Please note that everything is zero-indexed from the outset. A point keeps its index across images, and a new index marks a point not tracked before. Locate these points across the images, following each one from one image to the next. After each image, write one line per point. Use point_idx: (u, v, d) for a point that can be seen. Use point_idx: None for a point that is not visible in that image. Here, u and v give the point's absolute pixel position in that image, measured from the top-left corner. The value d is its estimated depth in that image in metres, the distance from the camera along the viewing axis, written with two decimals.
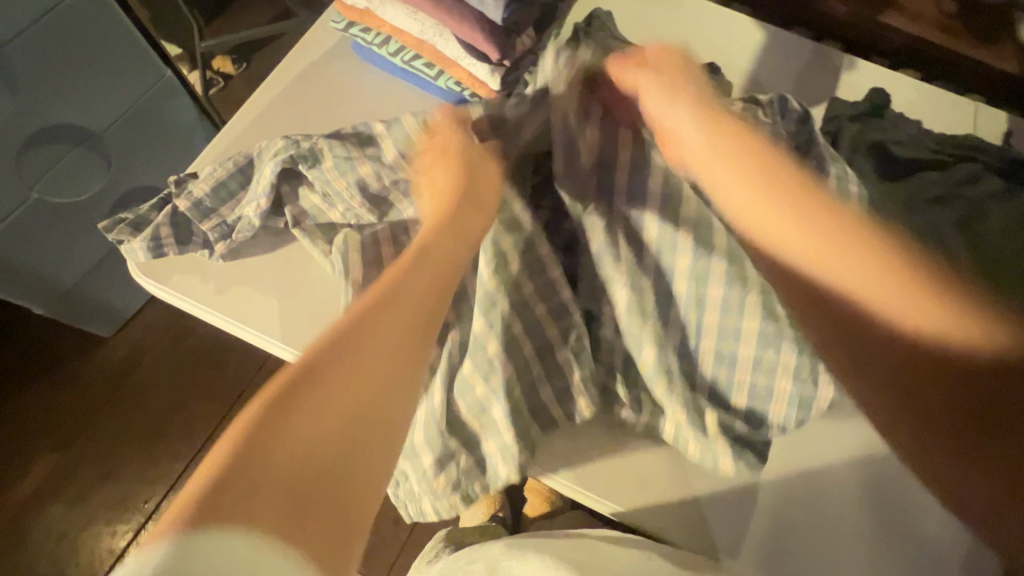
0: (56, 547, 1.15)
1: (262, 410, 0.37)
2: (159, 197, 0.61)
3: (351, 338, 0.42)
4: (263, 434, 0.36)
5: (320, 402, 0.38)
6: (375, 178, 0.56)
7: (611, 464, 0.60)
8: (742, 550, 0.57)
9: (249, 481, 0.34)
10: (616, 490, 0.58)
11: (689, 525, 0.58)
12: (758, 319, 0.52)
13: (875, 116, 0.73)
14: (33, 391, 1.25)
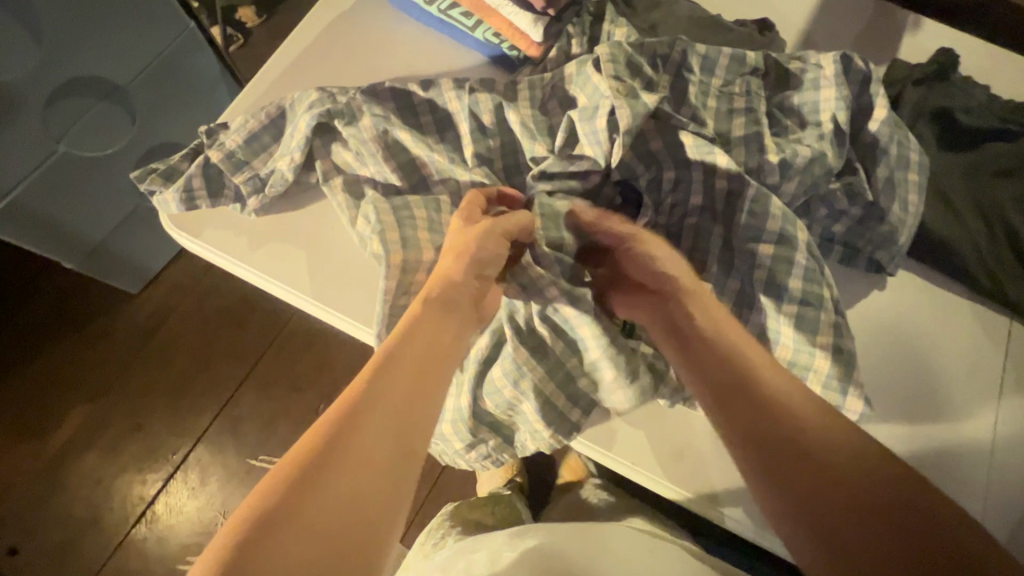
0: (90, 492, 1.20)
1: (296, 465, 0.39)
2: (190, 148, 0.59)
3: (382, 374, 0.45)
4: (260, 536, 0.36)
5: (357, 442, 0.41)
6: (411, 142, 0.57)
7: (647, 434, 0.59)
8: (774, 524, 0.57)
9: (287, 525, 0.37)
10: (651, 460, 0.59)
11: (726, 500, 0.57)
12: (794, 303, 0.52)
13: (942, 80, 0.68)
14: (66, 344, 1.27)
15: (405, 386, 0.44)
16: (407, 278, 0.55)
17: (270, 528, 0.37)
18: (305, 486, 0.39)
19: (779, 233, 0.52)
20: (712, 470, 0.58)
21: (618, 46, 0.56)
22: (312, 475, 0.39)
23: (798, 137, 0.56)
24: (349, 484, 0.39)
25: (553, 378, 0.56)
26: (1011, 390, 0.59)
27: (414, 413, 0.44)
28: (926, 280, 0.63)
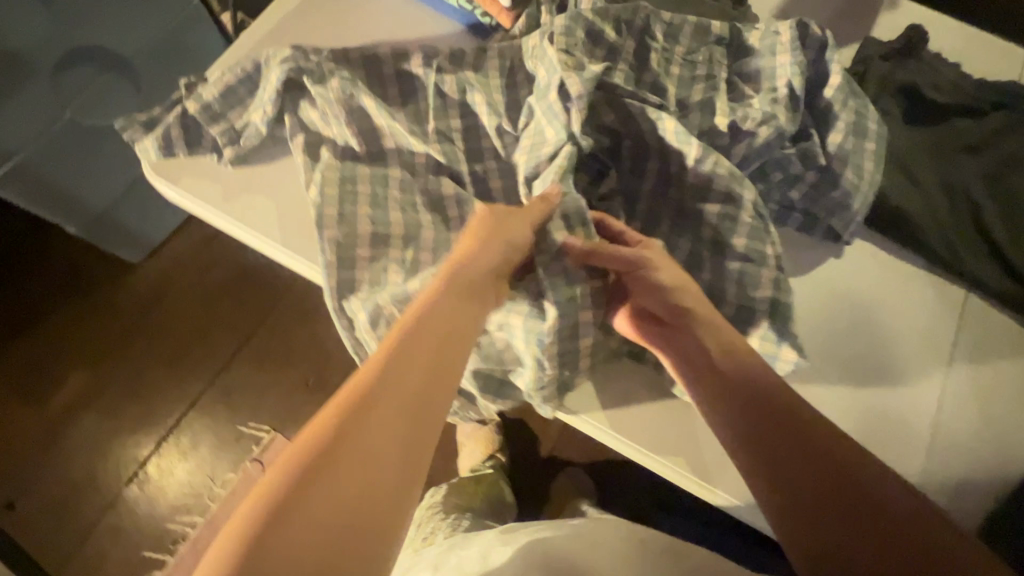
0: (85, 452, 1.20)
1: (307, 453, 0.40)
2: (169, 99, 0.63)
3: (392, 364, 0.45)
4: (256, 549, 0.36)
5: (368, 429, 0.42)
6: (375, 105, 0.59)
7: (599, 387, 0.61)
8: (722, 468, 0.58)
9: (298, 511, 0.37)
10: (602, 412, 0.60)
11: (675, 451, 0.58)
12: (738, 260, 0.54)
13: (911, 56, 0.68)
14: (62, 310, 1.27)
15: (414, 375, 0.45)
16: (365, 233, 0.58)
17: (283, 518, 0.37)
18: (317, 475, 0.39)
19: (725, 193, 0.54)
20: (661, 421, 0.59)
21: (578, 15, 0.59)
22: (325, 465, 0.39)
23: (751, 102, 0.57)
24: (361, 471, 0.40)
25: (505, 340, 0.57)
26: (960, 357, 0.60)
27: (423, 400, 0.45)
28: (884, 249, 0.64)
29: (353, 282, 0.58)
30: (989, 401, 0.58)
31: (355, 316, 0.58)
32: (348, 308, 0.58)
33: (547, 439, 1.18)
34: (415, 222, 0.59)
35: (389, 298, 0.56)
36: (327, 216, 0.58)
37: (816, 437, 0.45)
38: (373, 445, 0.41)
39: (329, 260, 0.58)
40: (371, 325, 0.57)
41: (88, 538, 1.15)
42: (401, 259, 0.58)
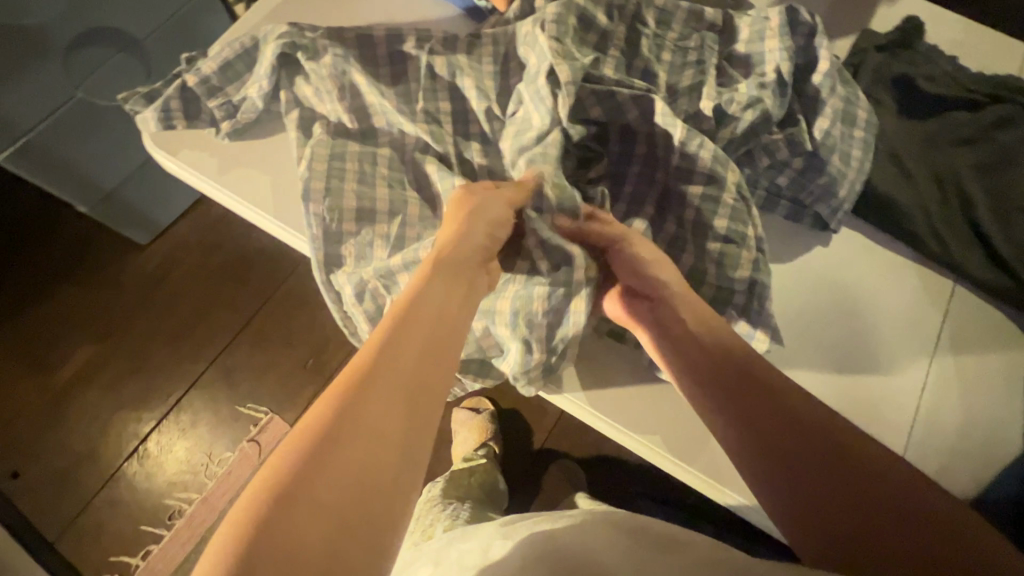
0: (89, 425, 1.23)
1: (317, 422, 0.39)
2: (171, 75, 0.66)
3: (393, 335, 0.46)
4: (272, 518, 0.34)
5: (375, 397, 0.42)
6: (367, 82, 0.60)
7: (583, 368, 0.61)
8: (699, 449, 0.58)
9: (312, 477, 0.36)
10: (585, 392, 0.61)
11: (655, 432, 0.59)
12: (719, 242, 0.55)
13: (905, 47, 0.68)
14: (71, 286, 1.30)
15: (417, 346, 0.46)
16: (353, 205, 0.59)
17: (287, 500, 0.35)
18: (319, 456, 0.37)
19: (709, 174, 0.55)
20: (641, 401, 0.60)
21: (570, 3, 0.58)
22: (327, 445, 0.38)
23: (739, 86, 0.58)
24: (365, 449, 0.39)
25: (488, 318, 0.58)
26: (943, 348, 0.60)
27: (428, 370, 0.45)
28: (872, 239, 0.64)
29: (342, 255, 0.60)
30: (976, 391, 0.58)
31: (342, 290, 0.59)
32: (336, 282, 0.60)
33: (540, 431, 1.19)
34: (400, 199, 0.61)
35: (372, 271, 0.57)
36: (315, 189, 0.59)
37: (811, 415, 0.44)
38: (374, 423, 0.40)
39: (317, 234, 0.59)
40: (356, 298, 0.59)
41: (87, 510, 1.18)
42: (385, 235, 0.59)
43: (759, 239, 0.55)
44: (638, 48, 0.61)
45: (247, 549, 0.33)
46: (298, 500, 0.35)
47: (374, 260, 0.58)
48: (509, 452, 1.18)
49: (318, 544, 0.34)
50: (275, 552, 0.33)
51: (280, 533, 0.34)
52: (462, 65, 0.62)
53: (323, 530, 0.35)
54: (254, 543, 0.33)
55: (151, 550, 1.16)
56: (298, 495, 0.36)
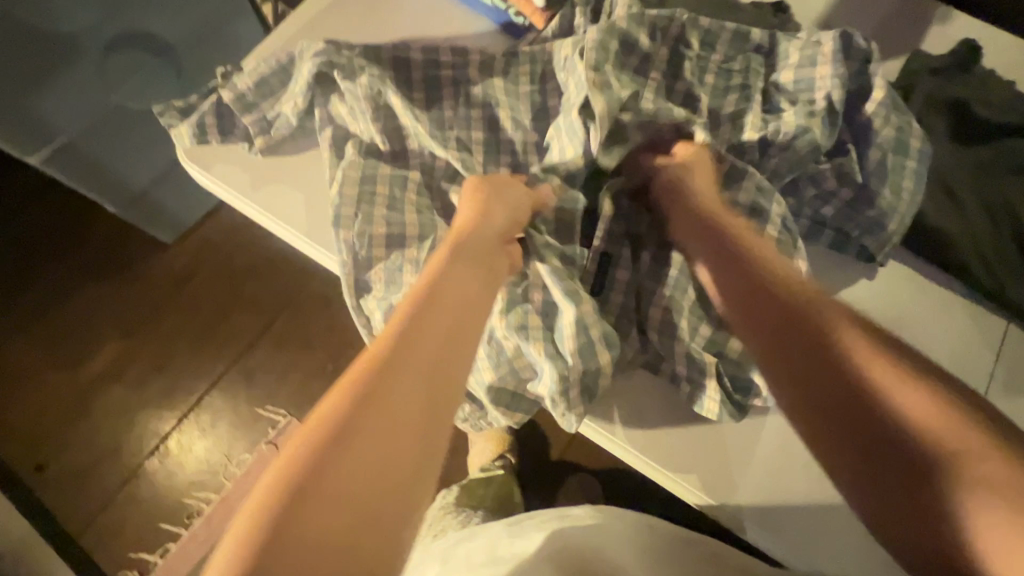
0: (112, 422, 1.24)
1: (344, 399, 0.41)
2: (206, 89, 0.67)
3: (416, 317, 0.47)
4: (302, 488, 0.37)
5: (398, 377, 0.43)
6: (401, 101, 0.59)
7: (615, 400, 0.60)
8: (731, 486, 0.58)
9: (338, 452, 0.39)
10: (617, 424, 0.60)
11: (687, 467, 0.58)
12: None
13: (961, 72, 0.65)
14: (97, 284, 1.31)
15: (439, 328, 0.47)
16: (380, 233, 0.59)
17: (312, 482, 0.37)
18: (341, 440, 0.39)
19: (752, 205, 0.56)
20: (674, 436, 0.59)
21: (612, 27, 0.57)
22: (348, 429, 0.40)
23: (786, 114, 0.56)
24: (385, 433, 0.40)
25: (521, 337, 0.55)
26: (994, 390, 0.57)
27: (450, 351, 0.46)
28: (923, 271, 0.61)
29: (371, 278, 0.60)
30: None
31: (372, 315, 0.59)
32: (366, 307, 0.60)
33: (558, 444, 1.18)
34: (432, 222, 0.60)
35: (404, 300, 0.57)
36: (344, 216, 0.59)
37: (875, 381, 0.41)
38: (393, 409, 0.42)
39: (347, 258, 0.60)
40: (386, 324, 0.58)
41: (109, 506, 1.20)
42: (414, 260, 0.58)
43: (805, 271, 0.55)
44: (680, 71, 0.59)
45: (276, 528, 0.35)
46: (325, 473, 0.37)
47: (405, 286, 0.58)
48: (526, 464, 1.17)
49: (344, 515, 0.36)
50: (304, 522, 0.35)
51: (309, 504, 0.36)
52: (498, 88, 0.62)
53: (349, 500, 0.37)
54: (284, 511, 0.35)
55: (169, 548, 1.18)
56: (325, 468, 0.38)
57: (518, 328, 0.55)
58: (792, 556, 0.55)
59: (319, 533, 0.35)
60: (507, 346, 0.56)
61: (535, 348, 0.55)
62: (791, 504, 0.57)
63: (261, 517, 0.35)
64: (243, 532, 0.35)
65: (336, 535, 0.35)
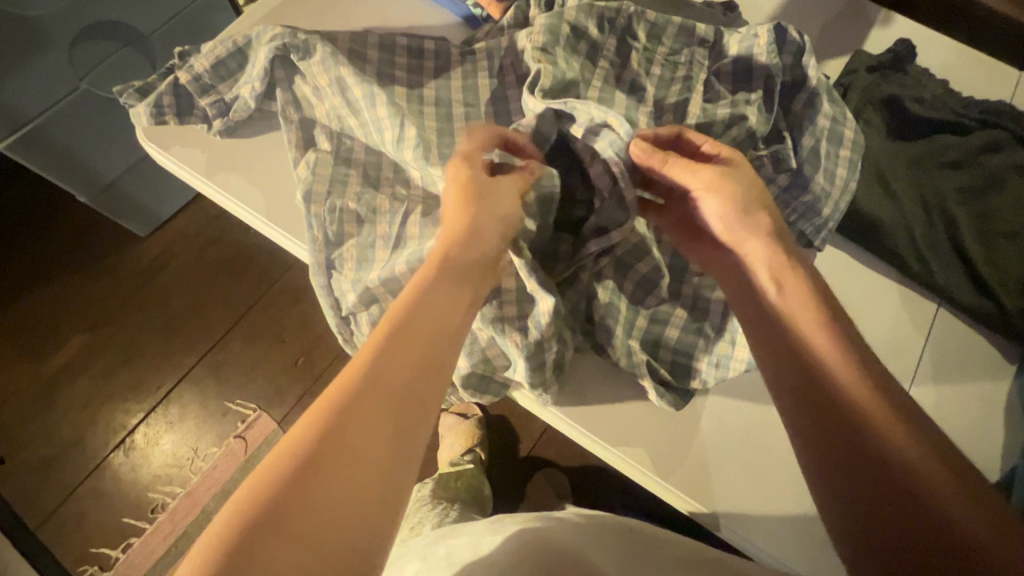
0: (75, 414, 1.23)
1: (326, 407, 0.40)
2: (165, 69, 0.68)
3: (404, 323, 0.46)
4: (278, 497, 0.36)
5: (381, 387, 0.42)
6: (348, 72, 0.60)
7: (576, 395, 0.61)
8: (678, 464, 0.59)
9: (318, 462, 0.38)
10: (578, 416, 0.60)
11: (645, 459, 0.59)
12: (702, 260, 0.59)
13: (897, 70, 0.68)
14: (66, 275, 1.30)
15: (426, 336, 0.46)
16: (352, 207, 0.62)
17: (271, 524, 0.35)
18: (305, 480, 0.37)
19: None
20: (634, 430, 0.60)
21: (560, 13, 0.59)
22: (314, 467, 0.37)
23: (722, 104, 0.59)
24: (353, 473, 0.38)
25: (497, 328, 0.56)
26: (923, 373, 0.60)
27: (435, 360, 0.45)
28: (858, 260, 0.64)
29: (342, 256, 0.62)
30: (953, 415, 0.58)
31: (345, 296, 0.60)
32: (337, 287, 0.61)
33: (527, 439, 1.18)
34: (391, 207, 0.62)
35: (377, 280, 0.57)
36: (316, 192, 0.62)
37: (854, 395, 0.43)
38: (362, 446, 0.39)
39: (318, 235, 0.62)
40: (360, 303, 0.59)
41: (70, 499, 1.18)
42: (386, 236, 0.61)
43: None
44: (626, 61, 0.62)
45: (248, 539, 0.34)
46: (302, 483, 0.37)
47: (377, 263, 0.59)
48: (495, 458, 1.17)
49: (320, 529, 0.36)
50: (278, 534, 0.35)
51: (284, 514, 0.35)
52: (459, 78, 0.65)
53: (325, 512, 0.36)
54: (260, 523, 0.35)
55: (131, 542, 1.16)
56: (302, 478, 0.37)
57: (493, 320, 0.57)
58: (738, 533, 0.56)
59: (293, 546, 0.35)
60: (481, 335, 0.58)
61: (510, 337, 0.56)
62: (743, 494, 0.57)
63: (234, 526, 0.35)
64: (216, 538, 0.34)
65: (311, 548, 0.35)
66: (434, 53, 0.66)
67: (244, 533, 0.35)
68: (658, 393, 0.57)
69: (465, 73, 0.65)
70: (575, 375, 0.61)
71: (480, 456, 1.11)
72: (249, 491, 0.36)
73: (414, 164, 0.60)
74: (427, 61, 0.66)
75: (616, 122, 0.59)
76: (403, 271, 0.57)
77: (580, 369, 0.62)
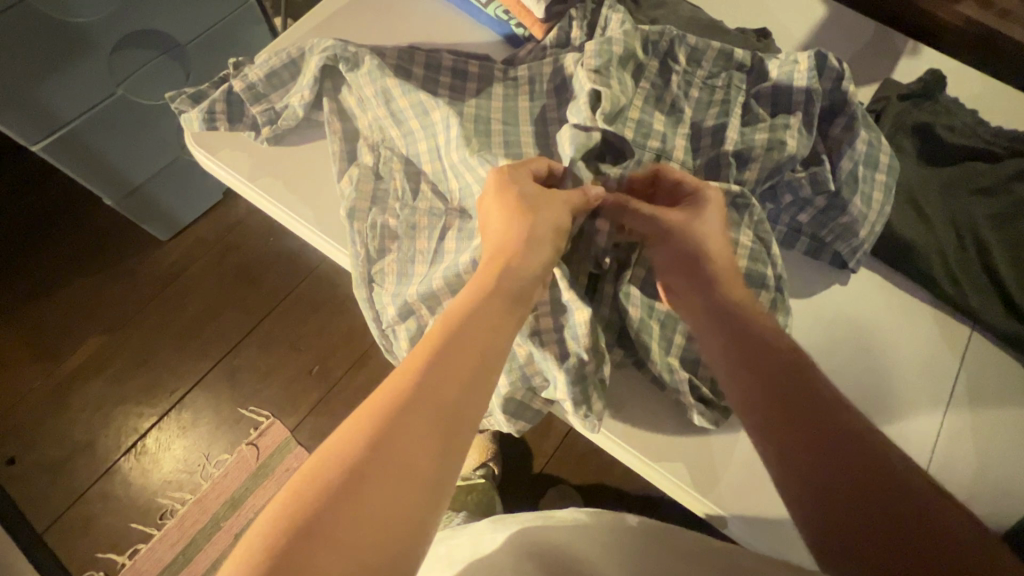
0: (89, 416, 1.22)
1: (379, 408, 0.41)
2: (218, 79, 0.71)
3: (452, 332, 0.47)
4: (331, 490, 0.36)
5: (429, 392, 0.43)
6: (395, 88, 0.63)
7: (623, 412, 0.61)
8: (721, 482, 0.58)
9: (369, 460, 0.38)
10: (625, 432, 0.60)
11: (691, 477, 0.59)
12: (744, 260, 0.58)
13: (927, 98, 0.70)
14: (87, 275, 1.31)
15: (475, 345, 0.47)
16: (392, 224, 0.64)
17: (310, 539, 0.34)
18: (345, 492, 0.37)
19: None
20: (680, 450, 0.60)
21: (609, 39, 0.61)
22: (355, 481, 0.37)
23: (761, 127, 0.60)
24: (393, 487, 0.38)
25: (534, 343, 0.58)
26: (958, 398, 0.60)
27: (482, 371, 0.46)
28: (891, 282, 0.65)
29: (383, 271, 0.63)
30: (989, 441, 0.58)
31: (385, 310, 0.61)
32: (378, 301, 0.62)
33: (541, 455, 1.16)
34: (436, 216, 0.64)
35: (416, 295, 0.58)
36: (361, 208, 0.64)
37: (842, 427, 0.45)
38: (405, 454, 0.39)
39: (361, 252, 0.63)
40: (398, 318, 0.60)
41: (78, 502, 1.17)
42: (426, 252, 0.62)
43: (777, 277, 0.59)
44: (666, 81, 0.64)
45: (301, 530, 0.35)
46: (354, 480, 0.37)
47: (417, 278, 0.61)
48: (508, 474, 1.15)
49: (365, 527, 0.35)
50: (328, 529, 0.35)
51: (335, 508, 0.36)
52: (500, 96, 0.67)
53: (373, 509, 0.36)
54: (312, 515, 0.35)
55: (138, 548, 1.14)
56: (354, 475, 0.37)
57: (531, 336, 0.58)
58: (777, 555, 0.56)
59: (340, 540, 0.35)
60: (520, 351, 0.59)
61: (549, 353, 0.57)
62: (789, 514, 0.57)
63: (290, 514, 0.35)
64: (270, 527, 0.35)
65: (356, 545, 0.35)
66: (478, 72, 0.68)
67: (296, 523, 0.35)
68: (698, 411, 0.57)
69: (505, 97, 0.67)
70: (618, 392, 0.62)
71: (494, 471, 1.09)
72: (305, 483, 0.37)
73: (456, 174, 0.61)
74: (469, 79, 0.68)
75: (656, 147, 0.61)
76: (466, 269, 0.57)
77: (622, 385, 0.62)
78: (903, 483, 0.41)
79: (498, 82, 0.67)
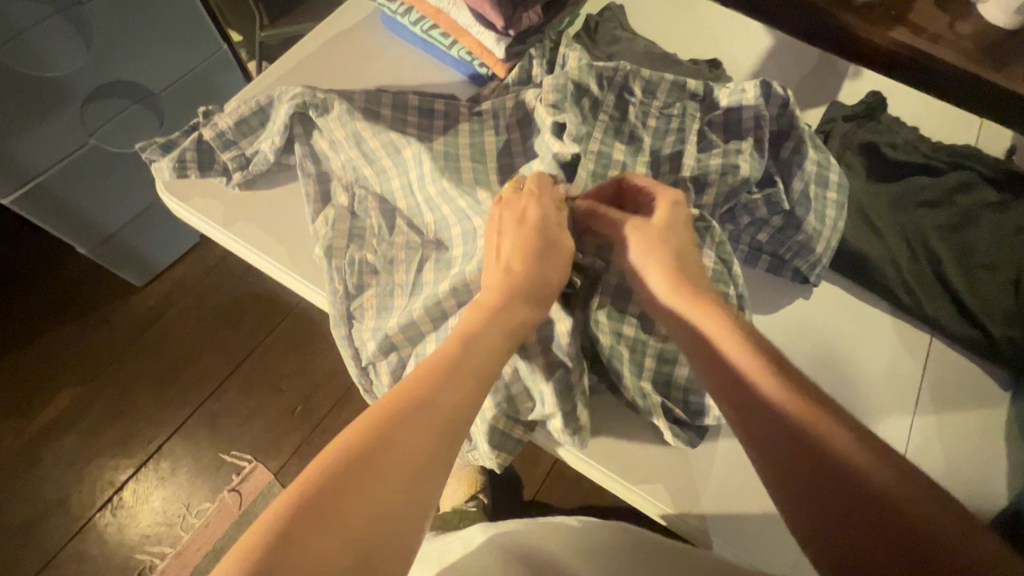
0: (64, 472, 1.18)
1: (381, 418, 0.45)
2: (189, 127, 0.72)
3: (456, 351, 0.51)
4: (326, 487, 0.40)
5: (427, 407, 0.46)
6: (366, 130, 0.65)
7: (608, 438, 0.61)
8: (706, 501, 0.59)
9: (363, 463, 0.42)
10: (610, 458, 0.61)
11: (677, 499, 0.59)
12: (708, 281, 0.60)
13: (871, 120, 0.74)
14: (62, 327, 1.29)
15: (473, 365, 0.50)
16: (370, 260, 0.64)
17: (307, 521, 0.39)
18: (338, 492, 0.40)
19: None
20: (664, 471, 0.60)
21: (565, 76, 0.64)
22: (351, 480, 0.41)
23: (716, 153, 0.63)
24: (388, 485, 0.42)
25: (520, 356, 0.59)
26: (924, 400, 0.62)
27: (477, 390, 0.49)
28: (852, 293, 0.68)
29: (361, 307, 0.64)
30: (956, 441, 0.60)
31: (366, 345, 0.62)
32: (357, 337, 0.63)
33: (531, 483, 1.14)
34: (411, 250, 0.65)
35: (397, 327, 0.59)
36: (337, 246, 0.65)
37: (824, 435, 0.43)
38: (397, 461, 0.43)
39: (338, 288, 0.64)
40: (378, 353, 0.61)
41: (52, 564, 1.12)
42: (403, 286, 0.63)
43: (740, 295, 0.60)
44: (623, 113, 0.67)
45: (297, 519, 0.39)
46: (347, 481, 0.41)
47: (395, 312, 0.61)
48: (500, 504, 1.14)
49: (354, 523, 0.40)
50: (319, 520, 0.39)
51: (328, 502, 0.40)
52: (468, 132, 0.69)
53: (364, 507, 0.41)
54: (307, 508, 0.39)
55: None
56: (347, 477, 0.41)
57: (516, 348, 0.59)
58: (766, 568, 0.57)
59: (329, 532, 0.39)
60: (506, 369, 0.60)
61: (535, 367, 0.58)
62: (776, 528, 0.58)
63: (287, 502, 0.40)
64: (270, 513, 0.39)
65: (342, 537, 0.39)
66: (445, 111, 0.70)
67: (291, 509, 0.39)
68: (673, 430, 0.59)
69: (471, 132, 0.69)
70: (601, 418, 0.62)
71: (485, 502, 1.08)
72: (305, 478, 0.41)
73: (429, 217, 0.63)
74: (438, 117, 0.71)
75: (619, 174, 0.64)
76: (445, 297, 0.59)
77: (603, 410, 0.63)
78: (886, 492, 0.40)
79: (465, 119, 0.70)
